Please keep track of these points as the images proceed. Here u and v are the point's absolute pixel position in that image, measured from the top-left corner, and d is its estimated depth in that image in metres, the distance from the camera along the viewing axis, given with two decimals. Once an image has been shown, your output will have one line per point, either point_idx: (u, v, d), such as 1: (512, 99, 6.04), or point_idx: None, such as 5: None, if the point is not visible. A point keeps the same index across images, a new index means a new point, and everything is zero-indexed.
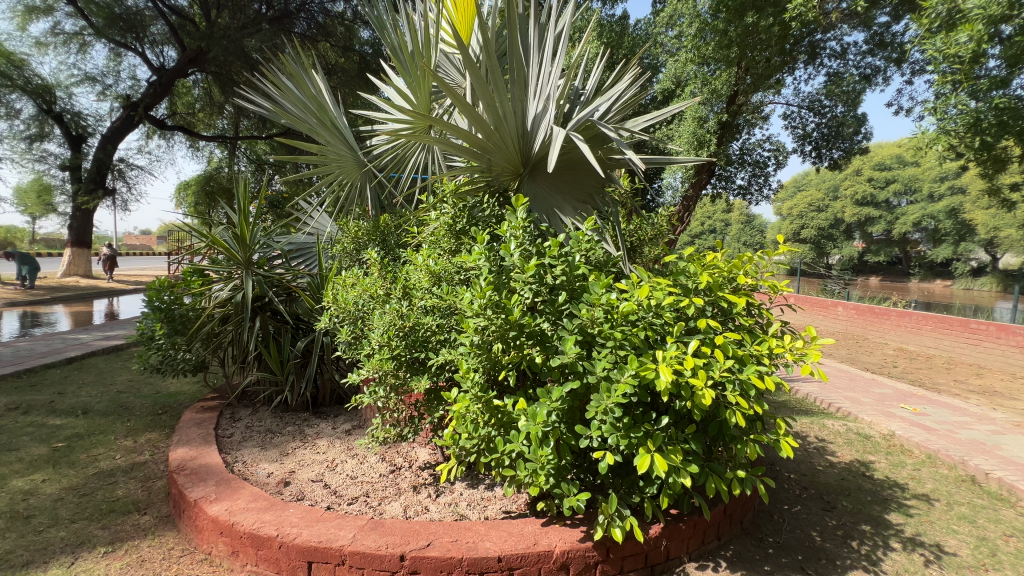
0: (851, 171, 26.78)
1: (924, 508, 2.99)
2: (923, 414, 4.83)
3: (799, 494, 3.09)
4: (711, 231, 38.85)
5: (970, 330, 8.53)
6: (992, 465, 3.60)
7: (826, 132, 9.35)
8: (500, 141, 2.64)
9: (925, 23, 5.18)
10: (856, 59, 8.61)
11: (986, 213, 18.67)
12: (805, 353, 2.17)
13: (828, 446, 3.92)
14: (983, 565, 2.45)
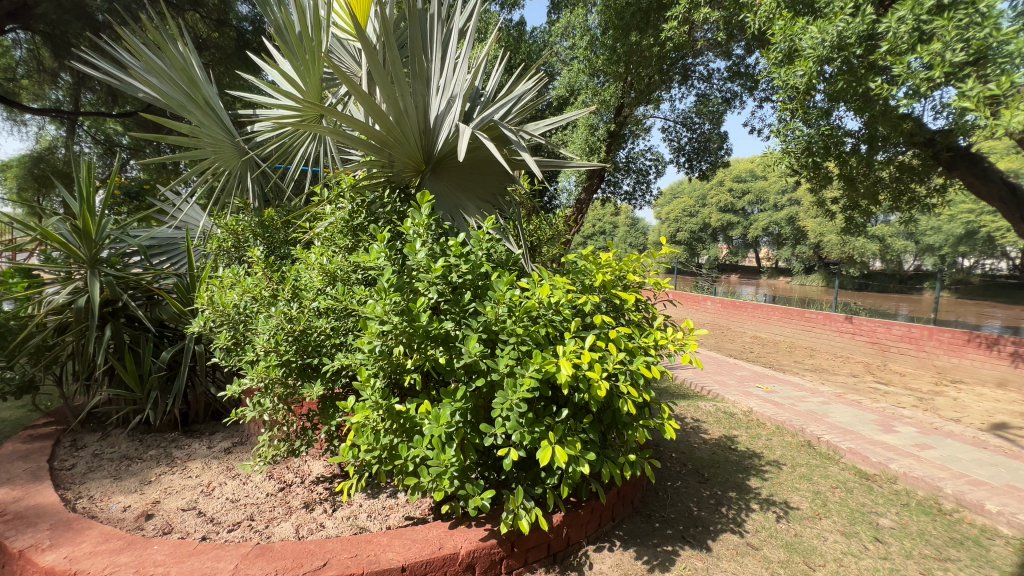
0: (715, 181, 30.41)
1: (776, 472, 3.51)
2: (773, 391, 5.68)
3: (680, 470, 3.45)
4: (601, 233, 41.76)
5: (805, 318, 10.12)
6: (822, 430, 4.34)
7: (697, 145, 10.50)
8: (401, 136, 2.52)
9: (771, 56, 6.02)
10: (718, 84, 9.79)
11: (815, 222, 22.50)
12: (684, 343, 2.41)
13: (702, 425, 4.42)
14: (817, 514, 2.94)
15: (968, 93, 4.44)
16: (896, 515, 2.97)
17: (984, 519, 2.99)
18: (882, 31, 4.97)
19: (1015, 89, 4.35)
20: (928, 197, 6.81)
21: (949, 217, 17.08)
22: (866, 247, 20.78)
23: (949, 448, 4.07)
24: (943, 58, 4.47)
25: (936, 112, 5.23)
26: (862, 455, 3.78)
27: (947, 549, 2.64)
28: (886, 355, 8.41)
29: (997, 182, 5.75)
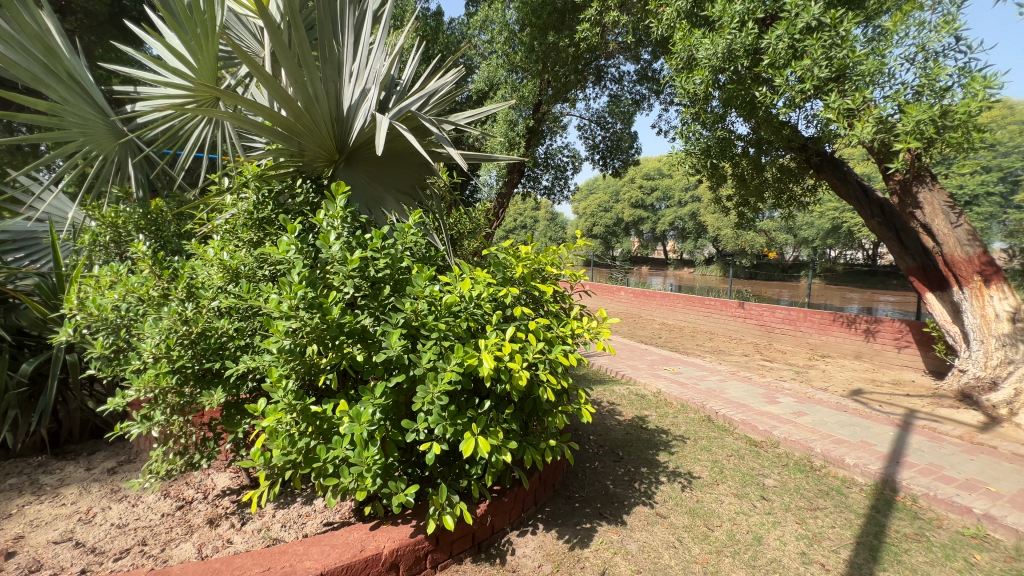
0: (627, 179, 32.18)
1: (681, 446, 3.83)
2: (678, 372, 6.19)
3: (597, 451, 3.65)
4: (523, 228, 42.53)
5: (704, 305, 11.11)
6: (719, 405, 4.81)
7: (610, 143, 11.06)
8: (311, 124, 2.37)
9: (673, 63, 6.49)
10: (629, 86, 10.35)
11: (713, 217, 24.68)
12: (598, 331, 2.54)
13: (617, 408, 4.70)
14: (716, 480, 3.27)
15: (831, 106, 5.13)
16: (778, 475, 3.39)
17: (844, 471, 3.50)
18: (764, 46, 5.54)
19: (866, 104, 5.10)
20: (802, 196, 7.76)
21: (819, 213, 19.59)
22: (755, 240, 23.23)
23: (819, 414, 4.70)
24: (812, 73, 5.14)
25: (808, 121, 5.95)
26: (752, 425, 4.25)
27: (817, 499, 3.06)
28: (770, 336, 9.47)
29: (853, 184, 6.63)
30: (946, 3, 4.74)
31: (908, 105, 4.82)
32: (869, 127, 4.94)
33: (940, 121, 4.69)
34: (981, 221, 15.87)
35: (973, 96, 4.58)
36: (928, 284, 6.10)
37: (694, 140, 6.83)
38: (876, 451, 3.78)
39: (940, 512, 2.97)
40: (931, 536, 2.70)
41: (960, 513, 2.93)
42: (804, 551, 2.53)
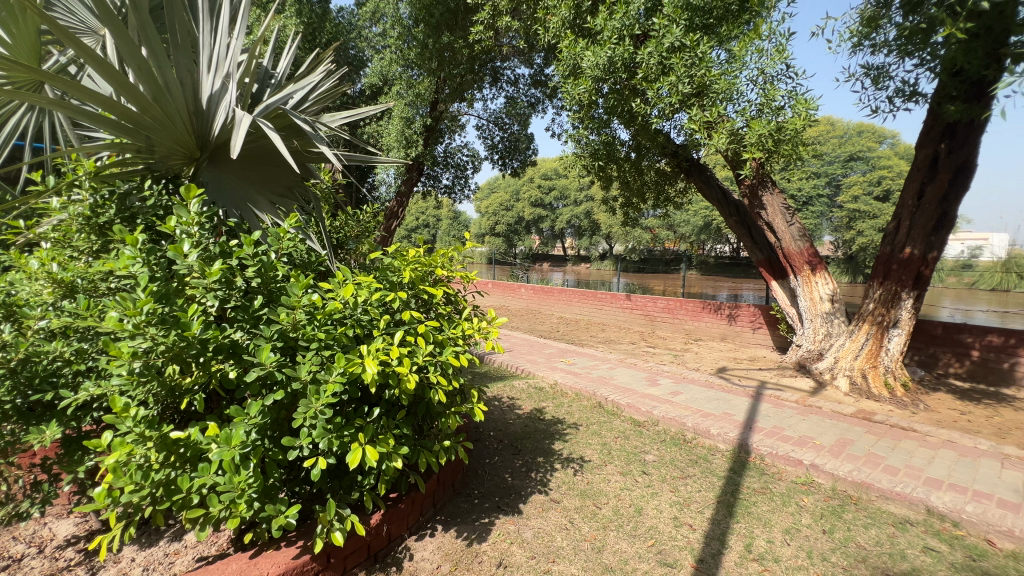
0: (527, 178, 33.19)
1: (575, 433, 4.09)
2: (573, 363, 6.57)
3: (496, 446, 3.77)
4: (425, 226, 41.88)
5: (597, 298, 11.88)
6: (609, 391, 5.19)
7: (508, 145, 11.32)
8: (162, 117, 2.11)
9: (561, 71, 6.84)
10: (524, 89, 10.67)
11: (605, 216, 26.45)
12: (489, 330, 2.62)
13: (517, 402, 4.87)
14: (604, 461, 3.55)
15: (695, 117, 5.80)
16: (657, 451, 3.76)
17: (710, 440, 4.00)
18: (638, 61, 6.07)
19: (721, 117, 5.82)
20: (676, 197, 8.66)
21: (694, 212, 21.95)
22: (641, 236, 25.32)
23: (691, 392, 5.30)
24: (679, 87, 5.75)
25: (677, 130, 6.63)
26: (636, 407, 4.66)
27: (687, 468, 3.46)
28: (654, 324, 10.42)
29: (715, 188, 7.45)
30: (778, 35, 5.58)
31: (753, 119, 5.59)
32: (723, 139, 5.67)
33: (776, 135, 5.54)
34: (815, 219, 18.78)
35: (800, 115, 5.46)
36: (773, 273, 7.16)
37: (583, 143, 7.27)
38: (735, 420, 4.36)
39: (780, 466, 3.52)
40: (773, 488, 3.20)
41: (795, 465, 3.51)
42: (676, 515, 2.86)
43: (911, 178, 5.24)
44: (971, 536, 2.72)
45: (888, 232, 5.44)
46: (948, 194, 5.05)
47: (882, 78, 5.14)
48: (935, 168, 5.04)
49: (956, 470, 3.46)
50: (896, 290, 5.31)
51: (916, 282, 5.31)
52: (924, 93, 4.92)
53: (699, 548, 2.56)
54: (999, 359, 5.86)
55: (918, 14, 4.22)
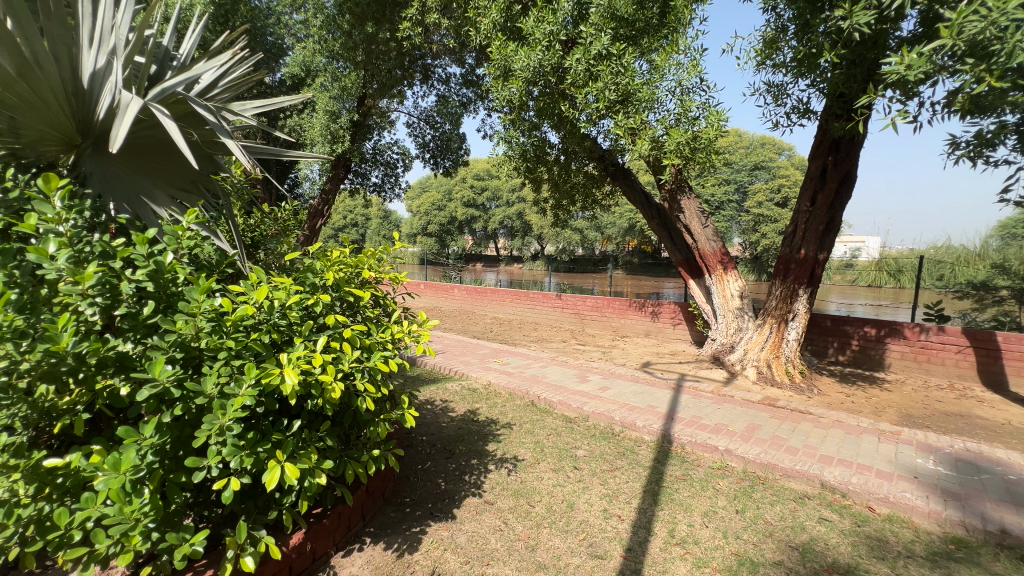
0: (459, 178, 32.92)
1: (508, 433, 4.10)
2: (506, 363, 6.60)
3: (429, 451, 3.69)
4: (353, 225, 40.21)
5: (529, 298, 12.03)
6: (541, 390, 5.27)
7: (439, 144, 11.15)
8: (30, 95, 1.83)
9: (492, 71, 6.84)
10: (455, 88, 10.57)
11: (537, 217, 26.93)
12: (420, 334, 2.54)
13: (450, 405, 4.80)
14: (537, 460, 3.59)
15: (620, 124, 6.05)
16: (587, 445, 3.87)
17: (636, 432, 4.19)
18: (567, 66, 6.22)
19: (643, 125, 6.12)
20: (603, 200, 8.99)
21: (620, 214, 22.98)
22: (571, 237, 26.06)
23: (619, 387, 5.53)
24: (605, 94, 5.96)
25: (603, 135, 6.88)
26: (568, 404, 4.77)
27: (616, 460, 3.60)
28: (584, 322, 10.76)
29: (638, 191, 7.83)
30: (694, 50, 5.97)
31: (672, 128, 5.95)
32: (646, 145, 5.96)
33: (692, 143, 5.93)
34: (726, 222, 20.28)
35: (713, 126, 5.88)
36: (691, 272, 7.66)
37: (514, 145, 7.33)
38: (659, 412, 4.60)
39: (698, 453, 3.77)
40: (693, 474, 3.42)
41: (711, 452, 3.76)
42: (606, 507, 2.96)
43: (805, 187, 5.82)
44: (856, 504, 3.08)
45: (787, 235, 6.00)
46: (834, 201, 5.67)
47: (781, 95, 5.68)
48: (824, 178, 5.63)
49: (844, 447, 3.90)
50: (794, 287, 5.89)
51: (810, 279, 5.91)
52: (815, 111, 5.50)
53: (628, 538, 2.67)
54: (875, 347, 6.69)
55: (809, 40, 4.70)
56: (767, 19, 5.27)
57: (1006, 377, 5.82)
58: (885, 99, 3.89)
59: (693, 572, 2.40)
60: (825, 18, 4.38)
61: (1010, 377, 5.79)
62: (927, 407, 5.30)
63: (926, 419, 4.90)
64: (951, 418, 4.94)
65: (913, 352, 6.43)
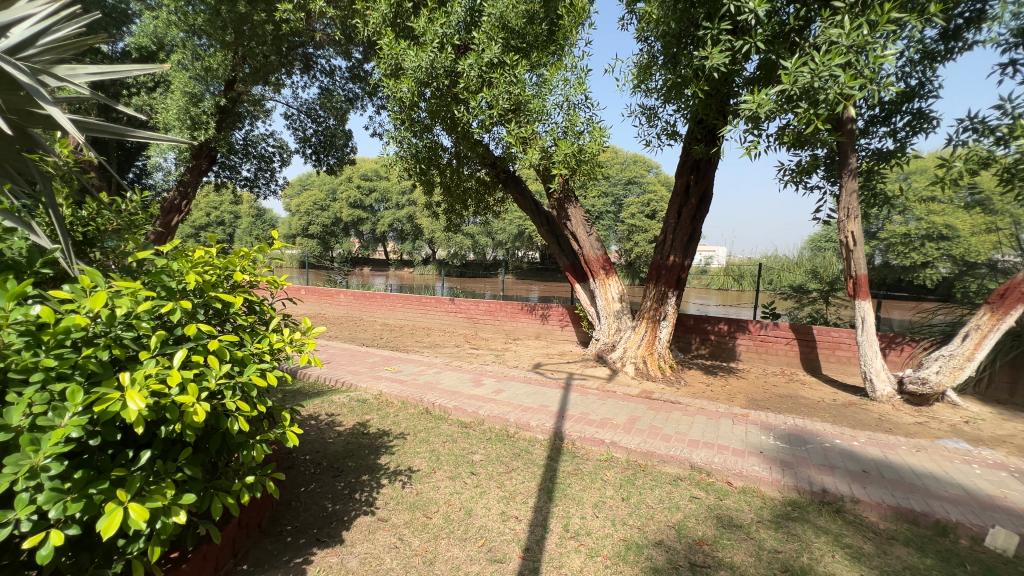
0: (344, 177, 31.02)
1: (401, 444, 3.93)
2: (398, 371, 6.35)
3: (314, 471, 3.38)
4: (218, 223, 35.68)
5: (420, 303, 11.65)
6: (436, 396, 5.14)
7: (323, 139, 10.42)
8: None
9: (382, 67, 6.56)
10: (341, 81, 9.98)
11: (428, 221, 26.52)
12: (303, 343, 2.31)
13: (337, 419, 4.47)
14: (433, 469, 3.49)
15: (512, 132, 6.21)
16: (484, 450, 3.87)
17: (530, 433, 4.29)
18: (460, 71, 6.19)
19: (534, 134, 6.36)
20: (495, 206, 9.13)
21: (510, 221, 23.71)
22: (463, 241, 26.06)
23: (512, 389, 5.63)
24: (498, 101, 6.06)
25: (496, 142, 7.00)
26: (463, 409, 4.72)
27: (511, 462, 3.65)
28: (476, 326, 10.79)
29: (529, 198, 8.10)
30: (579, 69, 6.37)
31: (560, 140, 6.26)
32: (536, 154, 6.19)
33: (578, 156, 6.30)
34: (604, 231, 22.04)
35: (596, 141, 6.32)
36: (577, 277, 8.14)
37: (405, 145, 7.13)
38: (550, 411, 4.77)
39: (587, 447, 3.99)
40: (583, 468, 3.60)
41: (598, 445, 4.00)
42: (503, 510, 2.98)
43: (672, 201, 6.51)
44: (718, 481, 3.50)
45: (658, 244, 6.65)
46: (696, 215, 6.43)
47: (653, 118, 6.31)
48: (687, 194, 6.36)
49: (707, 431, 4.41)
50: (665, 290, 6.56)
51: (677, 283, 6.63)
52: (680, 134, 6.21)
53: (525, 537, 2.71)
54: (727, 342, 7.73)
55: (675, 71, 5.30)
56: (641, 48, 5.83)
57: (820, 362, 7.10)
58: (735, 129, 4.52)
59: (586, 562, 2.51)
60: (688, 54, 4.98)
61: (823, 362, 7.08)
62: (766, 391, 6.26)
63: (766, 401, 5.78)
64: (784, 400, 5.89)
65: (754, 345, 7.56)
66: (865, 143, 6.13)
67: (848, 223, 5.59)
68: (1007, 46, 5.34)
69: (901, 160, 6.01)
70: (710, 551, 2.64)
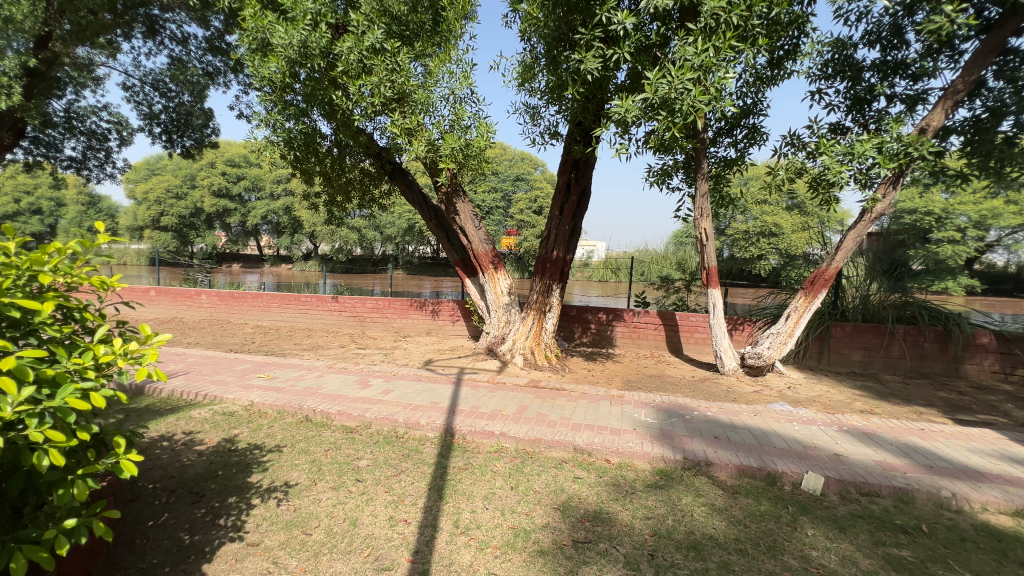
0: (205, 162, 27.25)
1: (276, 457, 3.59)
2: (273, 377, 5.78)
3: (165, 501, 2.93)
4: (32, 212, 29.13)
5: (300, 302, 10.66)
6: (317, 402, 4.78)
7: (175, 117, 9.03)
8: None
9: (246, 41, 5.88)
10: (197, 52, 8.73)
11: (309, 214, 24.54)
12: (142, 355, 1.95)
13: (197, 437, 3.94)
14: (314, 481, 3.24)
15: (396, 123, 5.97)
16: (371, 454, 3.69)
17: (420, 431, 4.20)
18: (337, 53, 5.76)
19: (419, 126, 6.19)
20: (382, 198, 8.73)
21: (399, 214, 23.06)
22: (348, 235, 24.54)
23: (402, 388, 5.45)
24: (380, 90, 5.78)
25: (380, 132, 6.66)
26: (348, 413, 4.45)
27: (400, 464, 3.54)
28: (364, 324, 10.24)
29: (416, 191, 7.88)
30: (463, 63, 6.33)
31: (446, 133, 6.18)
32: (422, 147, 6.03)
33: (465, 150, 6.28)
34: (495, 227, 22.40)
35: (482, 137, 6.34)
36: (467, 271, 8.15)
37: (277, 130, 6.48)
38: (441, 408, 4.72)
39: (478, 441, 4.02)
40: (473, 462, 3.62)
41: (488, 437, 4.06)
42: (391, 515, 2.87)
43: (555, 197, 6.81)
44: (598, 459, 3.76)
45: (543, 239, 6.93)
46: (576, 212, 6.81)
47: (537, 117, 6.53)
48: (568, 191, 6.70)
49: (589, 414, 4.72)
50: (550, 283, 6.86)
51: (561, 276, 6.99)
52: (561, 134, 6.51)
53: (414, 540, 2.65)
54: (606, 330, 8.37)
55: (556, 73, 5.54)
56: (524, 47, 5.98)
57: (682, 344, 8.02)
58: (608, 131, 4.87)
59: (476, 556, 2.53)
60: (567, 57, 5.23)
61: (684, 344, 8.01)
62: (639, 373, 6.90)
63: (638, 382, 6.36)
64: (653, 380, 6.55)
65: (628, 331, 8.27)
66: (713, 151, 7.01)
67: (702, 221, 6.37)
68: (813, 77, 6.49)
69: (741, 167, 7.00)
70: (591, 526, 2.83)
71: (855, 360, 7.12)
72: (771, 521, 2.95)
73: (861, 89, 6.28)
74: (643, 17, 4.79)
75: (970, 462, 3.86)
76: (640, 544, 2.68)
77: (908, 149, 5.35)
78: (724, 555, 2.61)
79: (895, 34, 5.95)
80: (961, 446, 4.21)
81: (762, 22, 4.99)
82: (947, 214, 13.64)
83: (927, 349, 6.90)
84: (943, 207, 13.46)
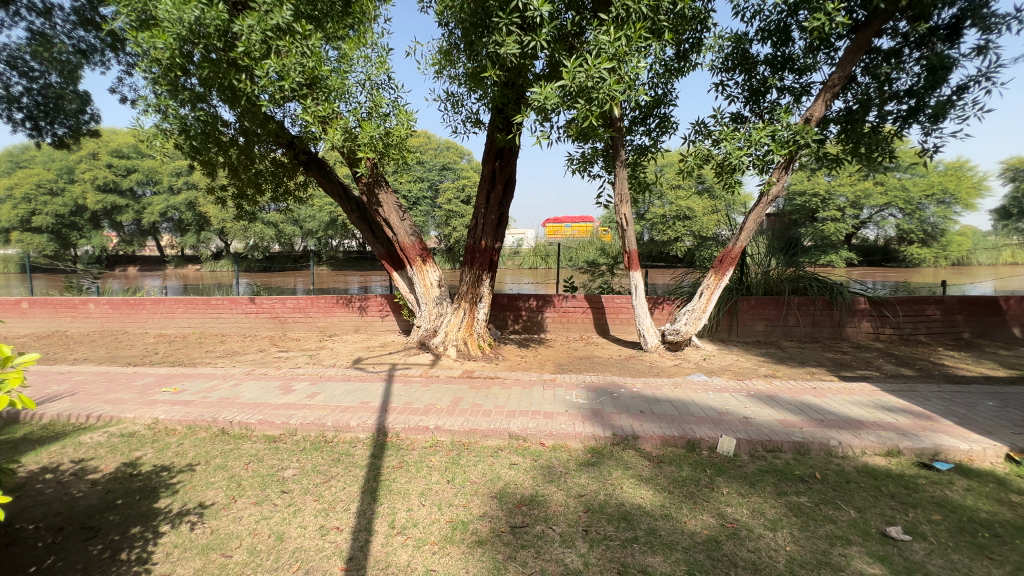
0: (85, 152, 23.80)
1: (188, 476, 3.29)
2: (181, 390, 5.25)
3: (51, 542, 2.58)
4: None
5: (210, 306, 9.75)
6: (233, 412, 4.44)
7: (40, 101, 7.77)
8: None
9: (124, 14, 5.19)
10: (64, 26, 7.55)
11: (216, 209, 22.42)
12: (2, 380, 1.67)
13: (91, 465, 3.50)
14: (233, 498, 3.01)
15: (308, 110, 5.57)
16: (297, 463, 3.48)
17: (350, 434, 4.03)
18: (236, 32, 5.25)
19: (334, 114, 5.82)
20: (297, 191, 8.19)
21: (319, 207, 21.81)
22: (264, 231, 22.80)
23: (329, 390, 5.19)
24: (289, 74, 5.35)
25: (291, 119, 6.21)
26: (270, 421, 4.17)
27: (330, 469, 3.38)
28: (284, 326, 9.61)
29: (335, 182, 7.46)
30: (379, 47, 6.06)
31: (364, 121, 5.89)
32: (338, 135, 5.69)
33: (385, 139, 6.03)
34: (423, 218, 21.92)
35: (403, 125, 6.11)
36: (393, 264, 7.90)
37: (169, 116, 5.81)
38: (372, 407, 4.56)
39: (412, 437, 3.94)
40: (408, 459, 3.54)
41: (423, 433, 3.98)
42: (322, 523, 2.74)
43: (481, 186, 6.76)
44: (533, 444, 3.84)
45: (471, 228, 6.86)
46: (503, 200, 6.82)
47: (458, 105, 6.42)
48: (494, 180, 6.67)
49: (523, 400, 4.79)
50: (479, 273, 6.83)
51: (490, 266, 6.98)
52: (483, 122, 6.44)
53: (348, 547, 2.55)
54: (537, 316, 8.53)
55: (476, 59, 5.47)
56: (442, 33, 5.82)
57: (609, 325, 8.38)
58: (528, 119, 4.89)
59: (413, 554, 2.49)
60: (485, 44, 5.18)
61: (611, 325, 8.38)
62: (570, 356, 7.10)
63: (569, 365, 6.56)
64: (583, 362, 6.78)
65: (559, 316, 8.48)
66: (630, 139, 7.30)
67: (622, 207, 6.65)
68: (716, 69, 6.94)
69: (655, 154, 7.36)
70: (527, 510, 2.89)
71: (759, 330, 7.84)
72: (691, 485, 3.19)
73: (756, 81, 6.83)
74: (558, 6, 4.85)
75: (852, 414, 4.41)
76: (575, 521, 2.78)
77: (796, 137, 5.90)
78: (651, 522, 2.77)
79: (782, 31, 6.52)
80: (845, 400, 4.80)
81: (668, 16, 5.23)
82: (829, 195, 15.26)
83: (817, 316, 7.76)
84: (827, 189, 15.03)
